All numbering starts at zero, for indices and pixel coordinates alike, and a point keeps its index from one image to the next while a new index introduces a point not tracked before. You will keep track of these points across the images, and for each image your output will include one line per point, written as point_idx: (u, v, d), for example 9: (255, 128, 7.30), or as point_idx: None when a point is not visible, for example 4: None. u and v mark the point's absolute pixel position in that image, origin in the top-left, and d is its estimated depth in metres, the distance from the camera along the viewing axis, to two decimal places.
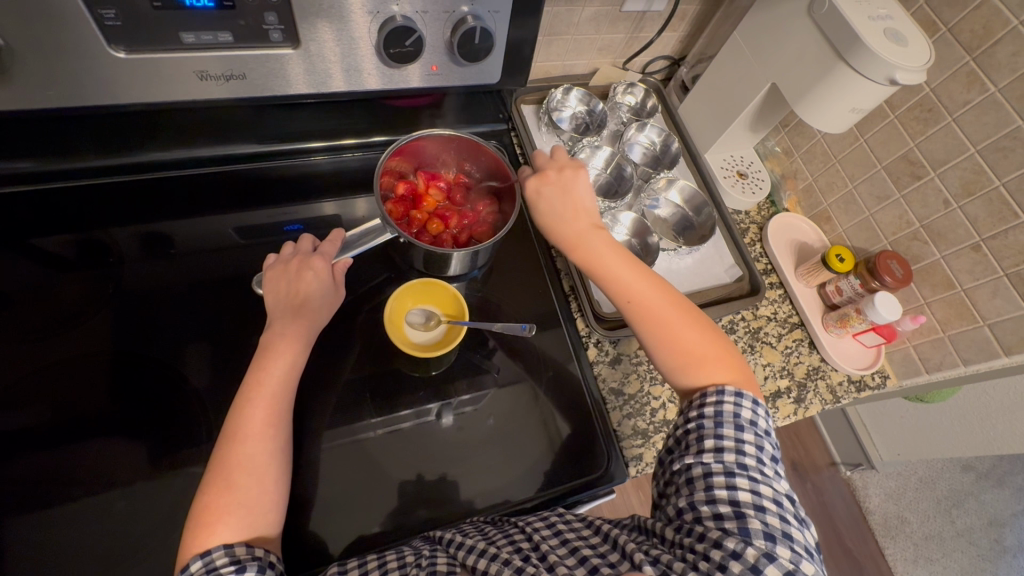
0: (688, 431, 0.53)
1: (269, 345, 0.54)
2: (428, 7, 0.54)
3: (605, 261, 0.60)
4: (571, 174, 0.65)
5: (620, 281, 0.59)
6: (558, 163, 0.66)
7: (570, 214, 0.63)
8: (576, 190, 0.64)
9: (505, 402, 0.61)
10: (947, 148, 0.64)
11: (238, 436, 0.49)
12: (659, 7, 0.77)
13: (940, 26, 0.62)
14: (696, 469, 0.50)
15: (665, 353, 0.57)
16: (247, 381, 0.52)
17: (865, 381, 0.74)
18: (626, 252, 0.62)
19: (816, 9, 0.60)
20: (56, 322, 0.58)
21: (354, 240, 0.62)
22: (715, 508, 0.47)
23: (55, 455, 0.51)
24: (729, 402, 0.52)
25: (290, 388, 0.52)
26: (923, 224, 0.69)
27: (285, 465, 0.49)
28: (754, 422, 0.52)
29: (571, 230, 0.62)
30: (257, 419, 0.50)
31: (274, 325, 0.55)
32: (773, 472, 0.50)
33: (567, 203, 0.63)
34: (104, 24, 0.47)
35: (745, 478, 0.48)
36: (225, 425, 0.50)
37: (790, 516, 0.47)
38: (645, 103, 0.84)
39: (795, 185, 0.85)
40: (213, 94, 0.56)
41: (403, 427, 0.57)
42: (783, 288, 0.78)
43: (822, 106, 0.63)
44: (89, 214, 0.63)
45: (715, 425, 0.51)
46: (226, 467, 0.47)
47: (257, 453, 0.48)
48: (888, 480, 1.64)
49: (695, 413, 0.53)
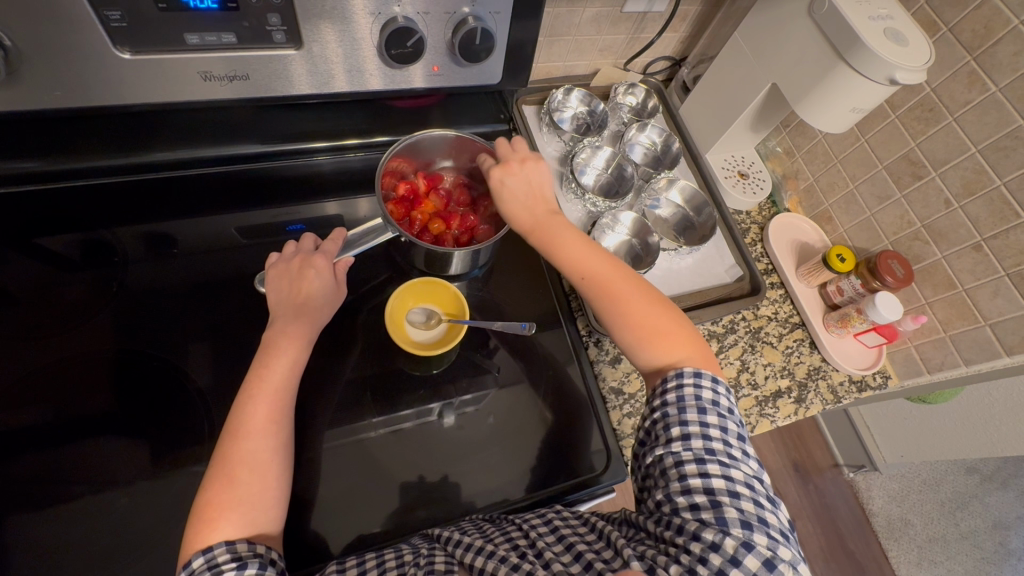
0: (655, 420, 0.53)
1: (272, 342, 0.54)
2: (429, 8, 0.54)
3: (562, 243, 0.61)
4: (533, 166, 0.65)
5: (575, 263, 0.60)
6: (520, 155, 0.65)
7: (531, 203, 0.64)
8: (536, 178, 0.65)
9: (505, 402, 0.61)
10: (948, 147, 0.64)
11: (240, 432, 0.49)
12: (660, 8, 0.77)
13: (941, 26, 0.62)
14: (667, 459, 0.50)
15: (626, 335, 0.58)
16: (249, 377, 0.52)
17: (866, 382, 0.74)
18: (584, 234, 0.63)
19: (816, 10, 0.60)
20: (62, 320, 0.59)
21: (357, 239, 0.63)
22: (691, 498, 0.47)
23: (61, 452, 0.52)
24: (689, 385, 0.52)
25: (291, 384, 0.53)
26: (924, 223, 0.69)
27: (287, 461, 0.50)
28: (716, 402, 0.52)
29: (529, 214, 0.63)
30: (259, 416, 0.50)
31: (275, 323, 0.55)
32: (740, 453, 0.50)
33: (527, 189, 0.64)
34: (110, 25, 0.48)
35: (715, 464, 0.48)
36: (227, 422, 0.50)
37: (762, 499, 0.48)
38: (646, 103, 0.84)
39: (796, 185, 0.85)
40: (218, 94, 0.57)
41: (403, 427, 0.58)
42: (784, 288, 0.78)
43: (822, 106, 0.63)
44: (96, 215, 0.65)
45: (679, 412, 0.51)
46: (229, 463, 0.48)
47: (259, 450, 0.49)
48: (892, 482, 1.63)
49: (660, 401, 0.53)
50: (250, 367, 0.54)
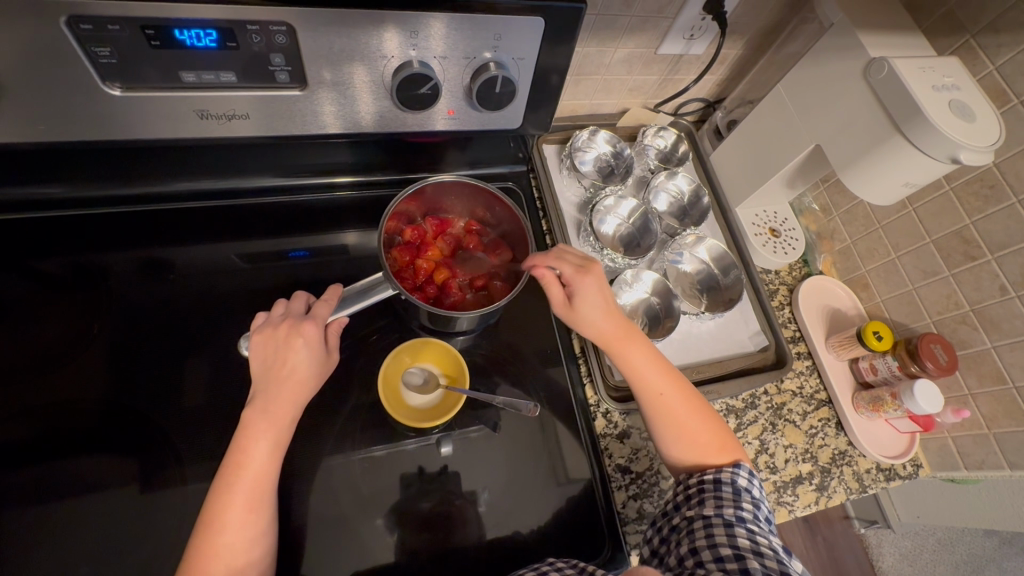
0: (688, 493, 0.53)
1: (252, 420, 0.49)
2: (447, 53, 0.50)
3: (629, 354, 0.56)
4: (586, 279, 0.57)
5: (641, 374, 0.56)
6: (575, 263, 0.58)
7: (597, 306, 0.57)
8: (597, 287, 0.57)
9: (503, 445, 0.57)
10: (1009, 231, 0.58)
11: (216, 524, 0.45)
12: (697, 51, 0.71)
13: (1011, 97, 0.56)
14: (695, 520, 0.50)
15: (679, 448, 0.55)
16: (227, 462, 0.47)
17: (895, 471, 0.68)
18: (652, 341, 0.59)
19: (873, 74, 0.54)
20: (35, 353, 0.55)
21: (355, 295, 0.55)
22: (717, 553, 0.47)
23: (26, 502, 0.48)
24: (726, 471, 0.53)
25: (274, 469, 0.48)
26: (974, 307, 0.63)
27: (267, 550, 0.46)
28: (750, 488, 0.53)
29: (598, 322, 0.57)
30: (237, 506, 0.45)
31: (257, 399, 0.50)
32: (770, 529, 0.51)
33: (591, 297, 0.57)
34: (99, 61, 0.44)
35: (743, 529, 0.49)
36: (202, 510, 0.46)
37: (790, 562, 0.47)
38: (676, 147, 0.77)
39: (831, 246, 0.79)
40: (215, 133, 0.53)
41: (403, 450, 0.55)
42: (812, 358, 0.72)
43: (872, 177, 0.58)
44: (89, 239, 0.61)
45: (714, 485, 0.52)
46: (204, 555, 0.44)
47: (236, 544, 0.44)
48: (904, 540, 1.56)
49: (696, 478, 0.54)
50: (230, 445, 0.49)
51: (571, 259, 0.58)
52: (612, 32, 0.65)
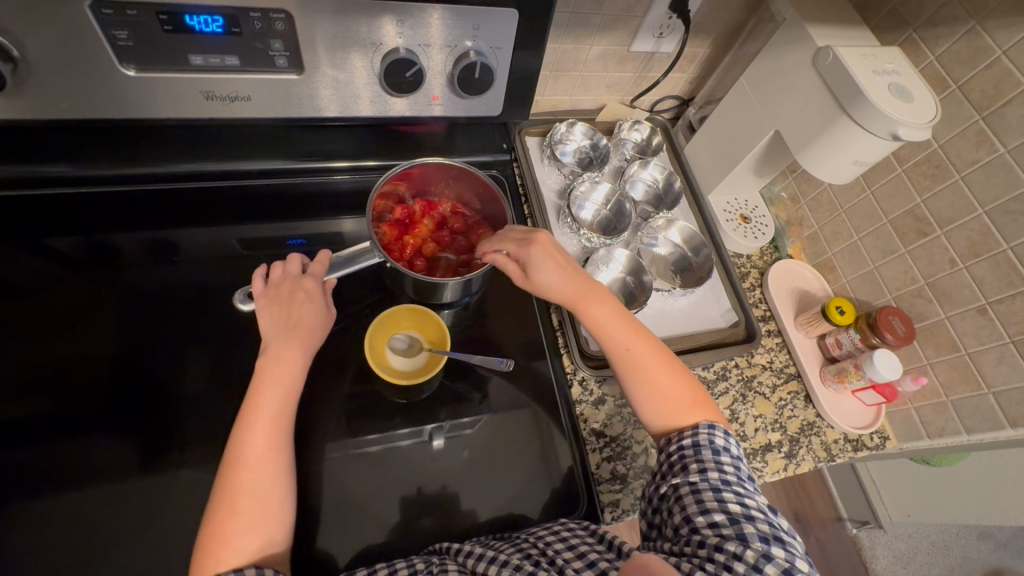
0: (671, 462, 0.55)
1: (264, 368, 0.53)
2: (430, 41, 0.55)
3: (598, 317, 0.61)
4: (533, 251, 0.61)
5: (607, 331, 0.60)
6: (517, 239, 0.61)
7: (561, 273, 0.62)
8: (548, 257, 0.61)
9: (493, 426, 0.61)
10: (955, 207, 0.62)
11: (239, 462, 0.48)
12: (667, 49, 0.77)
13: (949, 83, 0.61)
14: (684, 487, 0.52)
15: (651, 403, 0.58)
16: (246, 407, 0.51)
17: (863, 442, 0.71)
18: (621, 305, 0.63)
19: (820, 62, 0.59)
20: (53, 321, 0.59)
21: (343, 261, 0.61)
22: (710, 517, 0.49)
23: (46, 451, 0.53)
24: (704, 433, 0.55)
25: (289, 409, 0.52)
26: (928, 281, 0.67)
27: (290, 487, 0.49)
28: (728, 448, 0.55)
29: (570, 288, 0.61)
30: (256, 445, 0.49)
31: (268, 348, 0.54)
32: (753, 486, 0.53)
33: (553, 267, 0.62)
34: (117, 43, 0.49)
35: (730, 492, 0.50)
36: (224, 453, 0.49)
37: (775, 520, 0.49)
38: (650, 140, 0.83)
39: (799, 232, 0.83)
40: (219, 114, 0.58)
41: (398, 446, 0.58)
42: (782, 336, 0.76)
43: (827, 156, 0.62)
44: (104, 219, 0.66)
45: (695, 452, 0.54)
46: (229, 493, 0.47)
47: (259, 479, 0.48)
48: (897, 541, 1.56)
49: (676, 445, 0.55)
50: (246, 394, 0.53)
51: (513, 236, 0.62)
52: (585, 30, 0.70)
